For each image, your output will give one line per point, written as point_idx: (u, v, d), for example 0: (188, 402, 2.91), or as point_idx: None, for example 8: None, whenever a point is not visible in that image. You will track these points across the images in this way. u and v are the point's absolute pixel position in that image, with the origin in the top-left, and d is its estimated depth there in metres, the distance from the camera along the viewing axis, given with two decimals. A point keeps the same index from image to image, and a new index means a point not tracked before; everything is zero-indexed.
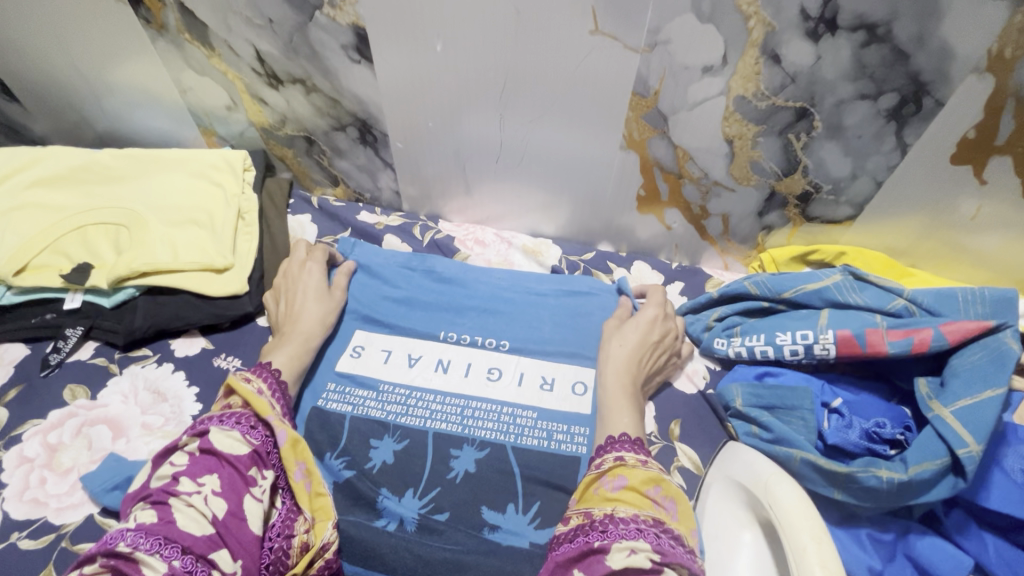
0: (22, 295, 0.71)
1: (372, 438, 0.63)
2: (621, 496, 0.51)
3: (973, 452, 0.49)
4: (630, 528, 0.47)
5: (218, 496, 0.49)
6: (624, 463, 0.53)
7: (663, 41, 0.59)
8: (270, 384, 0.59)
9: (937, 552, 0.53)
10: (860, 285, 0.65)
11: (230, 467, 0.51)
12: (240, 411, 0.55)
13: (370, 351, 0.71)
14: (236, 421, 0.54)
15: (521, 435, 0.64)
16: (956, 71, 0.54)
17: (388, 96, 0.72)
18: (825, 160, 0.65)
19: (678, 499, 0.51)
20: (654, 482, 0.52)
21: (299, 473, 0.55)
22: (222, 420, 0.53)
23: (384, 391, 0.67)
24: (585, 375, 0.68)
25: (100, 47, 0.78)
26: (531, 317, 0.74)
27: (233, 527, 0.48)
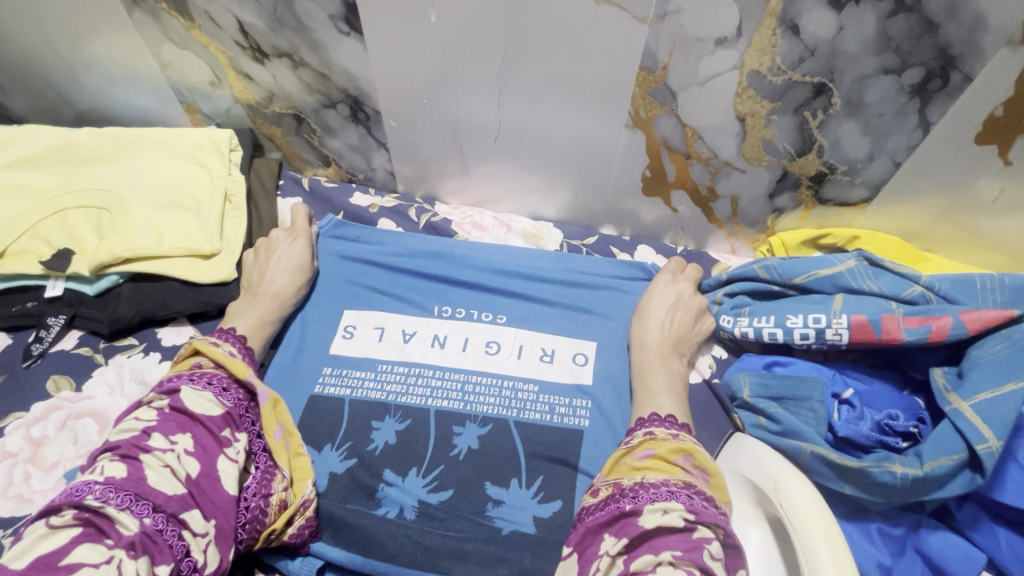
0: (1, 283, 0.68)
1: (373, 419, 0.61)
2: (649, 465, 0.49)
3: (992, 448, 0.47)
4: (664, 491, 0.46)
5: (190, 456, 0.48)
6: (654, 437, 0.52)
7: (674, 11, 0.55)
8: (239, 347, 0.60)
9: (950, 548, 0.52)
10: (875, 270, 0.63)
11: (202, 427, 0.50)
12: (211, 372, 0.55)
13: (362, 330, 0.68)
14: (208, 382, 0.53)
15: (523, 409, 0.62)
16: (988, 43, 0.51)
17: (380, 71, 0.68)
18: (842, 139, 0.62)
19: (712, 469, 0.49)
20: (684, 451, 0.50)
21: (280, 432, 0.55)
22: (194, 380, 0.53)
23: (382, 371, 0.65)
24: (585, 346, 0.67)
25: (73, 18, 0.74)
26: (530, 288, 0.72)
27: (205, 488, 0.48)
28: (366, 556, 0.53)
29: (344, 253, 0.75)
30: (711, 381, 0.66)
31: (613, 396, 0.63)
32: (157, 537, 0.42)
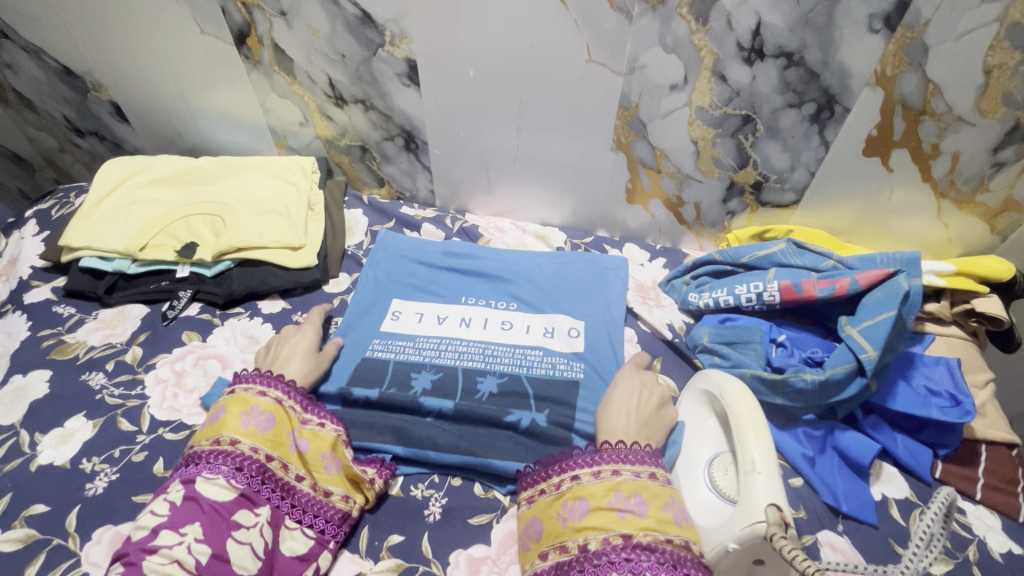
0: (143, 267, 0.90)
1: (412, 371, 0.80)
2: (588, 523, 0.56)
3: (871, 356, 0.67)
4: (610, 557, 0.53)
5: (201, 543, 0.54)
6: (580, 482, 0.60)
7: (640, 67, 0.79)
8: (284, 390, 0.69)
9: (855, 442, 0.69)
10: (800, 251, 0.83)
11: (215, 513, 0.56)
12: (228, 451, 0.61)
13: (406, 314, 0.88)
14: (219, 466, 0.59)
15: (532, 366, 0.80)
16: (855, 86, 0.74)
17: (430, 113, 0.93)
18: (768, 155, 0.84)
19: (641, 491, 0.57)
20: (614, 490, 0.57)
21: (330, 467, 0.66)
22: (208, 466, 0.59)
23: (420, 340, 0.84)
24: (578, 323, 0.86)
25: (202, 76, 0.99)
26: (534, 280, 0.92)
27: (218, 569, 0.53)
28: (420, 449, 0.72)
29: (392, 259, 0.96)
30: (672, 339, 0.85)
31: (605, 348, 0.83)
32: None
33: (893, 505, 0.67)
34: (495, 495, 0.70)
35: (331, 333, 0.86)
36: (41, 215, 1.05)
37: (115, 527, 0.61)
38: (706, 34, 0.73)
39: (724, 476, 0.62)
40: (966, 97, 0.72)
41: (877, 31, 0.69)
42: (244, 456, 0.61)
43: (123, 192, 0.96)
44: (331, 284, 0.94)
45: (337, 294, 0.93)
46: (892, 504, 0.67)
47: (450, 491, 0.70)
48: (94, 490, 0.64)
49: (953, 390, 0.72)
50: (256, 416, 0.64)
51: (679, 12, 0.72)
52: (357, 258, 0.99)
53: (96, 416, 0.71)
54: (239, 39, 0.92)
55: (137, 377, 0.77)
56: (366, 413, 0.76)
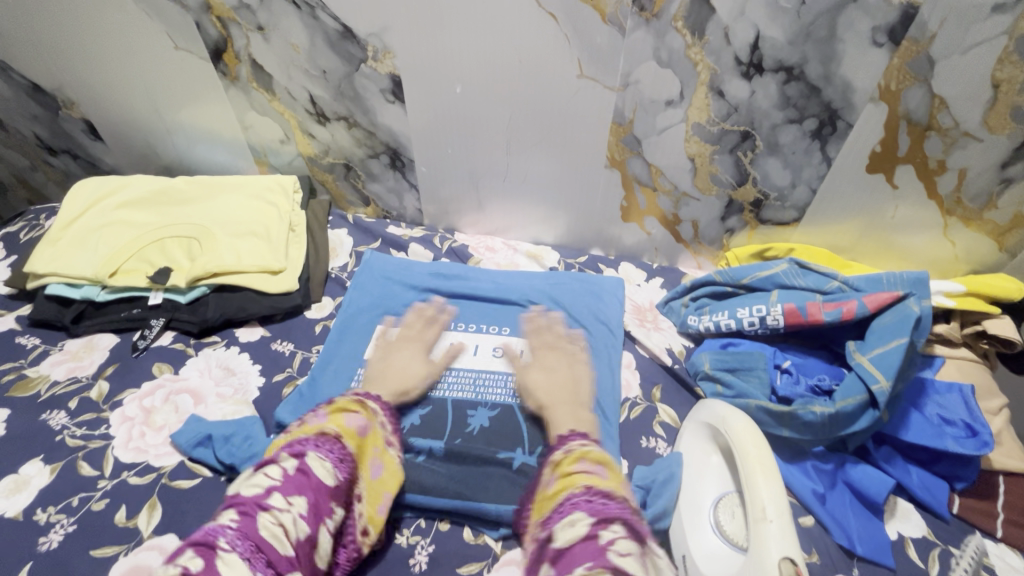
0: (113, 294, 0.85)
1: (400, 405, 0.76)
2: (557, 486, 0.57)
3: (883, 387, 0.63)
4: (570, 502, 0.53)
5: (303, 519, 0.51)
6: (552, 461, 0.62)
7: (633, 82, 0.75)
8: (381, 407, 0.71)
9: (867, 477, 0.66)
10: (804, 271, 0.80)
11: (318, 494, 0.54)
12: (334, 439, 0.59)
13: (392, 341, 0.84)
14: (329, 450, 0.58)
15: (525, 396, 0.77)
16: (857, 101, 0.71)
17: (415, 130, 0.89)
18: (769, 172, 0.81)
19: (604, 463, 0.59)
20: (580, 458, 0.60)
21: (381, 507, 0.61)
22: (320, 446, 0.57)
23: None
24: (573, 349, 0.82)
25: (178, 93, 0.95)
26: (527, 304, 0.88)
27: (303, 553, 0.50)
28: (404, 490, 0.67)
29: (377, 282, 0.92)
30: (671, 366, 0.80)
31: (604, 372, 0.79)
32: None
33: (910, 545, 0.63)
34: (487, 541, 0.65)
35: (312, 362, 0.81)
36: (9, 238, 1.00)
37: None
38: (702, 47, 0.70)
39: (731, 520, 0.58)
40: (973, 112, 0.69)
41: (881, 44, 0.65)
42: (347, 450, 0.59)
43: (93, 215, 0.91)
44: (313, 309, 0.89)
45: (320, 320, 0.88)
46: (909, 544, 0.63)
47: (438, 538, 0.66)
48: (48, 544, 0.59)
49: (969, 419, 0.68)
50: (360, 420, 0.64)
51: (674, 25, 0.69)
52: (341, 281, 0.94)
53: (54, 460, 0.66)
54: (215, 55, 0.88)
55: (102, 415, 0.72)
56: None
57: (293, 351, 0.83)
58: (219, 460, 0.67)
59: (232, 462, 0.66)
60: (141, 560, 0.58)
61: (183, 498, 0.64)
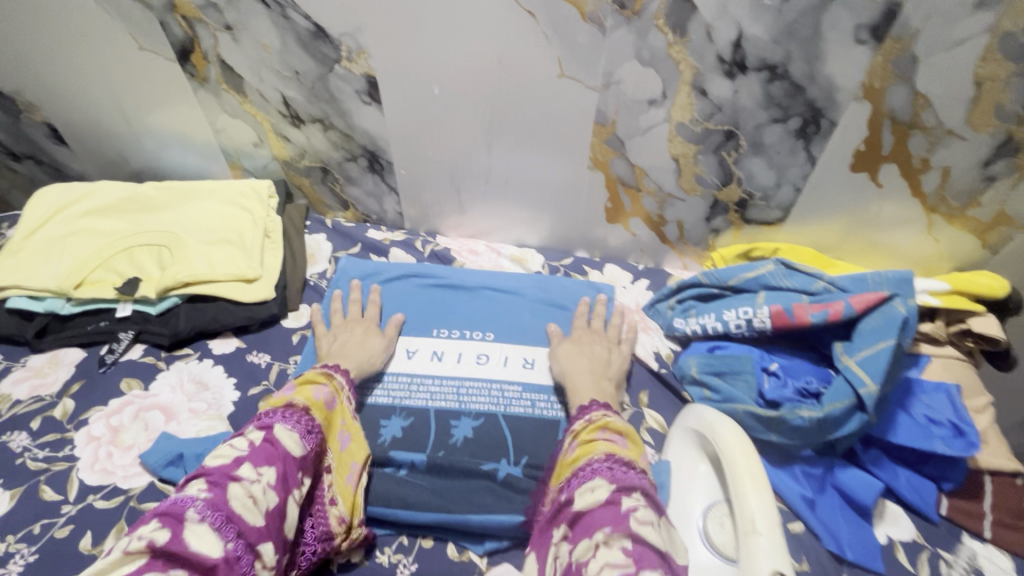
0: (79, 307, 0.82)
1: (382, 418, 0.74)
2: (580, 453, 0.59)
3: (871, 391, 0.62)
4: (588, 471, 0.54)
5: (273, 490, 0.51)
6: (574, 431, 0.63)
7: (615, 81, 0.74)
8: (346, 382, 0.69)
9: (856, 480, 0.65)
10: (789, 272, 0.79)
11: (288, 466, 0.53)
12: (302, 414, 0.58)
13: None
14: (297, 421, 0.57)
15: (509, 405, 0.76)
16: (841, 99, 0.70)
17: (393, 131, 0.86)
18: (753, 172, 0.80)
19: (624, 433, 0.60)
20: (600, 428, 0.60)
21: (352, 478, 0.62)
22: (287, 419, 0.56)
23: (389, 381, 0.78)
24: None
25: (145, 96, 0.92)
26: (512, 310, 0.86)
27: (276, 522, 0.51)
28: (386, 505, 0.66)
29: (355, 289, 0.89)
30: (659, 371, 0.80)
31: None
32: (234, 564, 0.45)
33: (899, 549, 0.63)
34: (471, 558, 0.64)
35: (290, 374, 0.79)
36: None
37: None
38: (685, 46, 0.69)
39: (721, 531, 0.57)
40: (956, 111, 0.68)
41: (864, 42, 0.64)
42: (315, 422, 0.59)
43: (57, 223, 0.88)
44: (291, 318, 0.87)
45: (297, 329, 0.85)
46: (898, 548, 0.63)
47: (421, 556, 0.64)
48: None
49: (956, 418, 0.68)
50: (327, 394, 0.63)
51: (656, 24, 0.67)
52: (319, 289, 0.91)
53: (14, 485, 0.63)
54: (183, 56, 0.84)
55: (67, 435, 0.68)
56: None
57: (269, 363, 0.80)
58: None
59: None
60: None
61: None
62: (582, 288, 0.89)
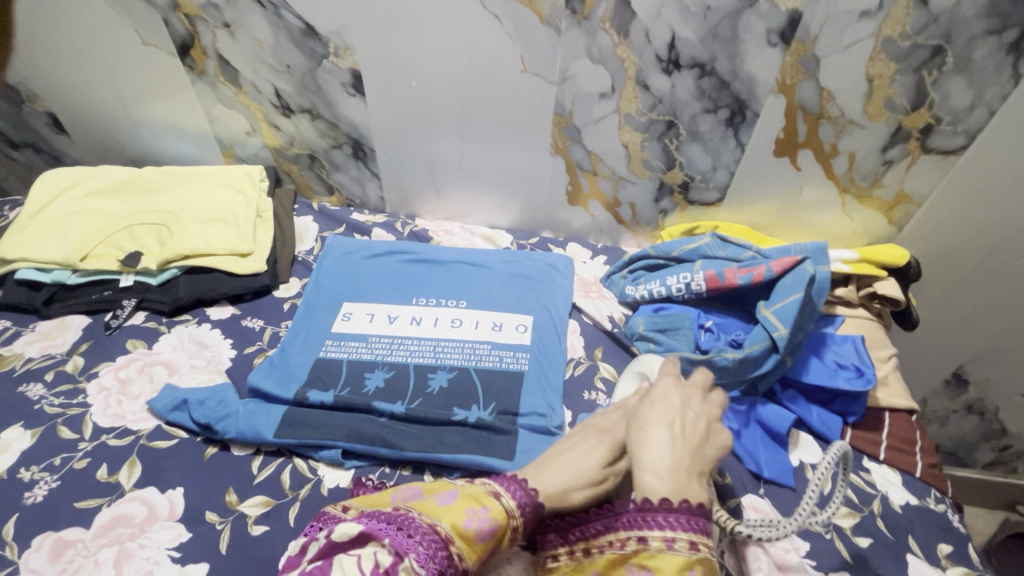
0: (84, 277, 0.89)
1: (366, 371, 0.81)
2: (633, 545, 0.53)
3: (782, 334, 0.74)
4: (660, 524, 0.51)
5: None
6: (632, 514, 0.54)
7: (571, 77, 0.85)
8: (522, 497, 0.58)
9: (774, 414, 0.76)
10: (724, 244, 0.91)
11: None
12: (438, 539, 0.50)
13: (357, 315, 0.90)
14: (428, 553, 0.49)
15: (481, 359, 0.84)
16: (761, 93, 0.82)
17: (375, 121, 0.96)
18: (692, 157, 0.92)
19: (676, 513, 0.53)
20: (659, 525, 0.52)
21: None
22: (421, 546, 0.49)
23: (372, 341, 0.86)
24: (524, 319, 0.90)
25: (145, 88, 1.00)
26: (483, 282, 0.96)
27: None
28: (368, 443, 0.71)
29: (343, 263, 0.98)
30: (612, 330, 0.90)
31: (551, 336, 0.88)
32: None
33: (809, 469, 0.74)
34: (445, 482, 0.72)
35: (281, 336, 0.87)
36: None
37: (56, 534, 0.61)
38: (628, 47, 0.80)
39: None
40: (855, 103, 0.81)
41: (775, 44, 0.77)
42: (447, 556, 0.50)
43: (62, 203, 0.95)
44: (281, 288, 0.95)
45: (287, 298, 0.93)
46: (808, 468, 0.74)
47: (402, 480, 0.71)
48: (32, 498, 0.63)
49: (858, 363, 0.80)
50: (482, 522, 0.53)
51: (603, 26, 0.79)
52: (307, 264, 1.00)
53: (34, 426, 0.70)
54: (182, 50, 0.93)
55: (79, 386, 0.76)
56: (316, 415, 0.73)
57: (262, 326, 0.88)
58: (195, 421, 0.72)
59: (208, 422, 0.71)
60: (124, 509, 0.63)
61: (161, 456, 0.69)
62: (547, 262, 0.99)
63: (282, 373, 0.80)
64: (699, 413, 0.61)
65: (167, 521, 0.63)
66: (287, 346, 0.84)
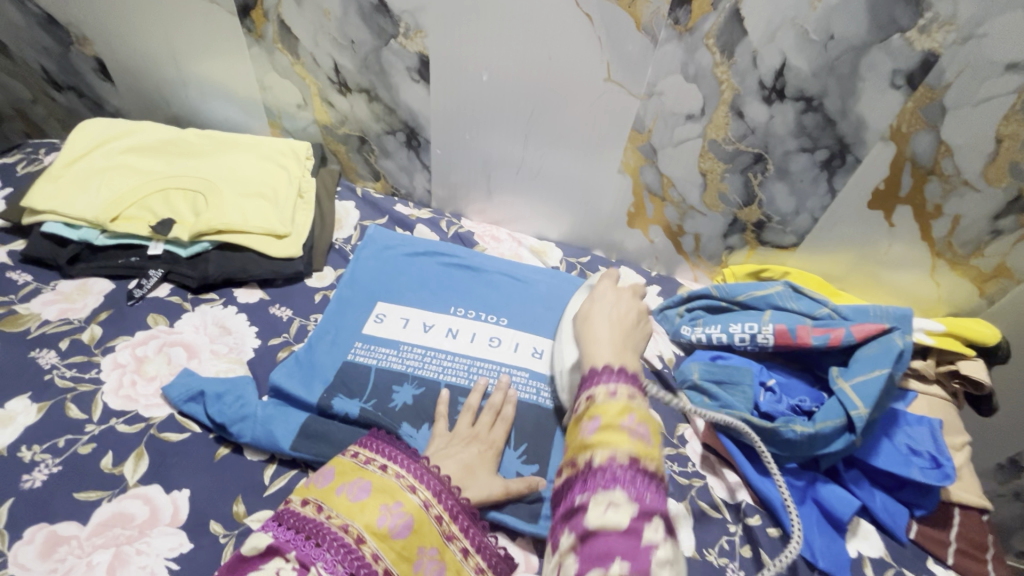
0: (113, 239, 0.84)
1: (394, 384, 0.75)
2: (598, 439, 0.49)
3: (861, 414, 0.67)
4: (603, 381, 0.54)
5: None
6: (594, 400, 0.53)
7: (658, 92, 0.77)
8: (438, 492, 0.56)
9: (836, 496, 0.69)
10: (796, 295, 0.83)
11: None
12: (350, 551, 0.47)
13: (390, 318, 0.83)
14: (333, 566, 0.46)
15: (516, 389, 0.77)
16: (869, 138, 0.73)
17: (435, 111, 0.89)
18: (775, 196, 0.84)
19: (649, 421, 0.50)
20: (627, 411, 0.50)
21: None
22: (326, 558, 0.46)
23: (403, 349, 0.80)
24: None
25: (199, 45, 0.94)
26: (526, 300, 0.89)
27: None
28: None
29: (379, 258, 0.91)
30: (661, 370, 0.82)
31: None
32: None
33: (867, 564, 0.67)
34: None
35: (309, 330, 0.81)
36: (5, 168, 0.98)
37: (50, 527, 0.57)
38: (729, 68, 0.72)
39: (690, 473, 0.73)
40: (975, 162, 0.71)
41: (898, 87, 0.68)
42: (364, 565, 0.47)
43: (98, 156, 0.89)
44: (314, 277, 0.89)
45: (320, 289, 0.88)
46: (866, 563, 0.67)
47: None
48: (31, 482, 0.59)
49: (935, 451, 0.72)
50: (396, 518, 0.51)
51: (705, 43, 0.71)
52: (344, 254, 0.94)
53: (42, 399, 0.66)
54: (243, 11, 0.87)
55: (94, 360, 0.72)
56: (338, 428, 0.67)
57: (291, 317, 0.83)
58: (209, 417, 0.67)
59: (223, 422, 0.66)
60: (126, 507, 0.59)
61: (170, 451, 0.64)
62: None
63: (307, 373, 0.74)
64: (631, 303, 0.68)
65: (169, 527, 0.58)
66: (313, 342, 0.78)
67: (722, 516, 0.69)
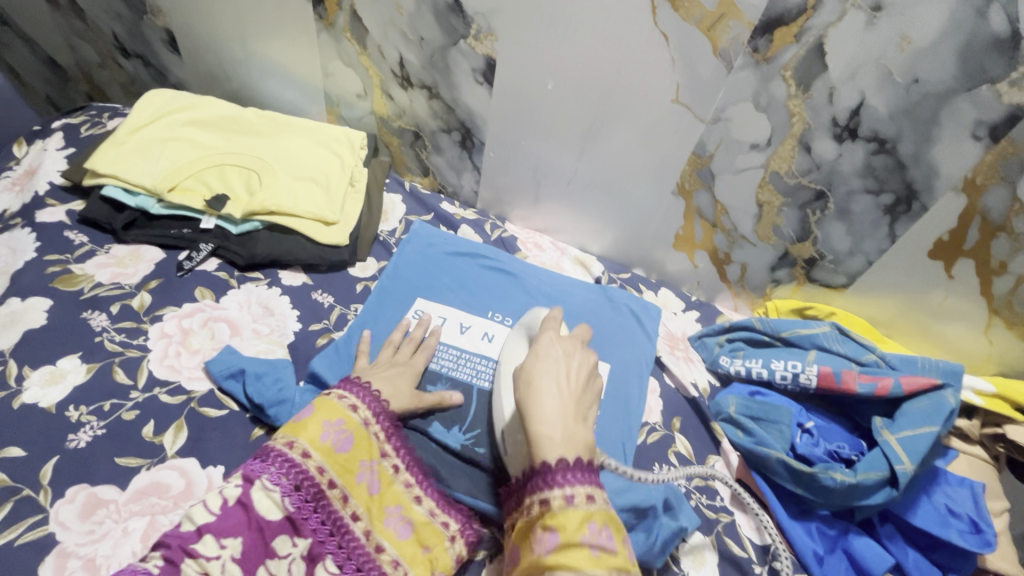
0: (167, 209, 0.85)
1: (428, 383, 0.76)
2: (555, 559, 0.47)
3: (906, 469, 0.66)
4: (559, 482, 0.51)
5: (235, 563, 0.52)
6: (550, 508, 0.50)
7: (725, 118, 0.76)
8: (374, 411, 0.64)
9: (868, 549, 0.68)
10: (844, 338, 0.81)
11: (260, 533, 0.54)
12: (293, 465, 0.56)
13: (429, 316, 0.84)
14: (276, 479, 0.55)
15: None
16: (940, 186, 0.70)
17: (494, 113, 0.89)
18: (831, 235, 0.82)
19: (612, 523, 0.49)
20: (587, 520, 0.49)
21: (392, 519, 0.61)
22: (270, 472, 0.56)
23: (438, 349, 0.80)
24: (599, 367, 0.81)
25: (268, 27, 0.95)
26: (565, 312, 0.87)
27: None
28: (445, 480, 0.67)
29: (420, 254, 0.91)
30: (696, 399, 0.81)
31: (623, 409, 0.78)
32: None
33: None
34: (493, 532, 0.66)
35: (349, 320, 0.82)
36: (70, 128, 1.00)
37: (90, 488, 0.58)
38: (804, 102, 0.71)
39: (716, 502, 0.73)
40: None
41: (979, 138, 0.65)
42: (304, 475, 0.57)
43: (160, 126, 0.91)
44: (357, 266, 0.90)
45: (361, 279, 0.88)
46: None
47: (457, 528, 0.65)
48: (76, 443, 0.61)
49: (975, 515, 0.69)
50: (335, 435, 0.59)
51: (782, 73, 0.69)
52: (387, 246, 0.95)
53: (92, 361, 0.68)
54: None
55: (142, 327, 0.73)
56: None
57: (333, 304, 0.84)
58: (248, 397, 0.67)
59: (261, 403, 0.66)
60: (162, 477, 0.60)
61: (208, 425, 0.65)
62: (645, 310, 0.89)
63: (345, 363, 0.75)
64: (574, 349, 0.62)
65: None
66: (352, 333, 0.79)
67: (748, 555, 0.68)
